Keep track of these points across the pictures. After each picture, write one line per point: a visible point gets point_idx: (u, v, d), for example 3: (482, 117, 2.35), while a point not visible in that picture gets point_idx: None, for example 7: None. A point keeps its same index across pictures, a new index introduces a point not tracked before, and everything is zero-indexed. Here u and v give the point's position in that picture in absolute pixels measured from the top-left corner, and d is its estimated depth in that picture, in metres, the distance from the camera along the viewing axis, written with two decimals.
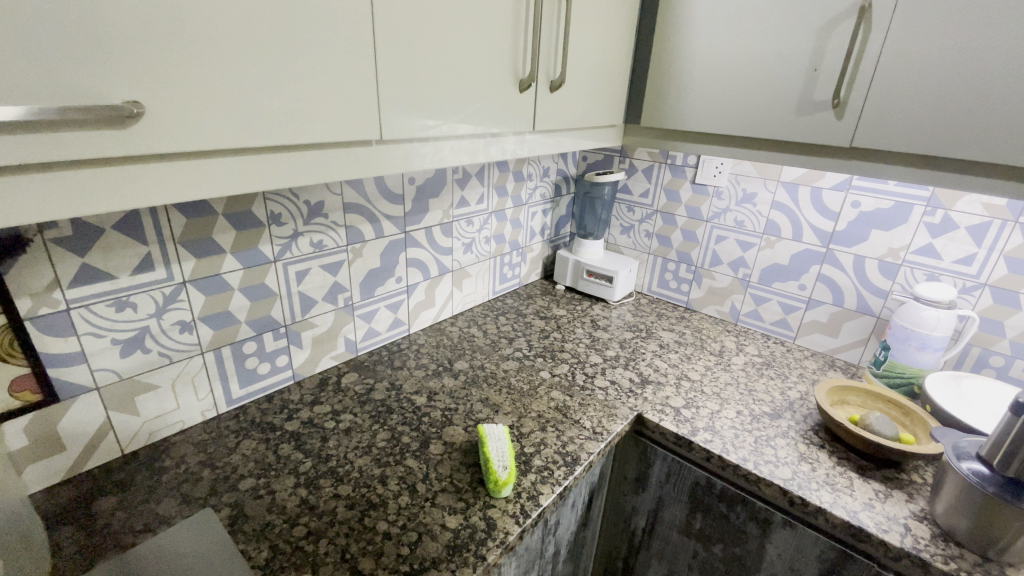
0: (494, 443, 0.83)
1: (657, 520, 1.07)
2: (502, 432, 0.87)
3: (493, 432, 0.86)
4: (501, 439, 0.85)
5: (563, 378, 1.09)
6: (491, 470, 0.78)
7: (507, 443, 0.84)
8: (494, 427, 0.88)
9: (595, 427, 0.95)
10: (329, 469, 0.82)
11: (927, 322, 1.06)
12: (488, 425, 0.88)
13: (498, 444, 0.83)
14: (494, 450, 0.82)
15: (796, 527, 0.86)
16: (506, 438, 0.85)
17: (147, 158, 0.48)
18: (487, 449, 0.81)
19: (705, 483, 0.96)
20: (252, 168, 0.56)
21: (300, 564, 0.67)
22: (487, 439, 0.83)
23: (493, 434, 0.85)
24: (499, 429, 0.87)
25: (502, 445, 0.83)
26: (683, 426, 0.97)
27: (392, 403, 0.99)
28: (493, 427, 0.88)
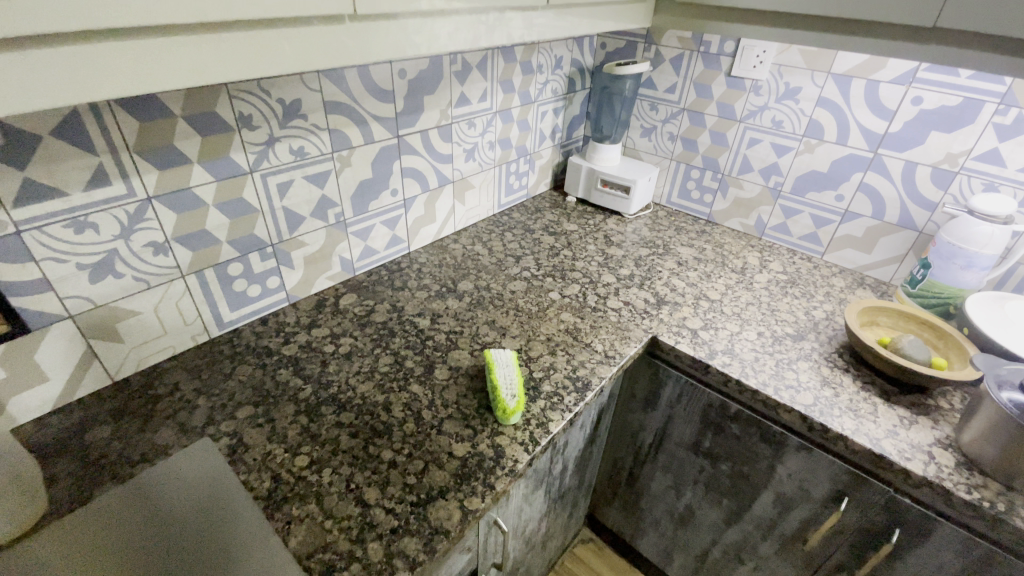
0: (501, 369, 0.78)
1: (664, 438, 1.06)
2: (510, 357, 0.82)
3: (500, 357, 0.81)
4: (510, 365, 0.80)
5: (574, 299, 1.02)
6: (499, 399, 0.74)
7: (516, 369, 0.80)
8: (501, 350, 0.83)
9: (607, 350, 0.90)
10: (330, 395, 0.78)
11: (977, 240, 0.96)
12: (495, 348, 0.83)
13: (506, 370, 0.78)
14: (502, 376, 0.77)
15: (811, 452, 0.84)
16: (514, 364, 0.81)
17: (197, 27, 0.43)
18: (495, 376, 0.77)
19: (719, 406, 0.93)
20: (244, 48, 0.46)
21: (303, 494, 0.64)
22: (494, 366, 0.78)
23: (501, 360, 0.80)
24: (507, 354, 0.82)
25: (510, 372, 0.79)
26: (700, 349, 0.92)
27: (393, 326, 0.93)
28: (500, 352, 0.83)
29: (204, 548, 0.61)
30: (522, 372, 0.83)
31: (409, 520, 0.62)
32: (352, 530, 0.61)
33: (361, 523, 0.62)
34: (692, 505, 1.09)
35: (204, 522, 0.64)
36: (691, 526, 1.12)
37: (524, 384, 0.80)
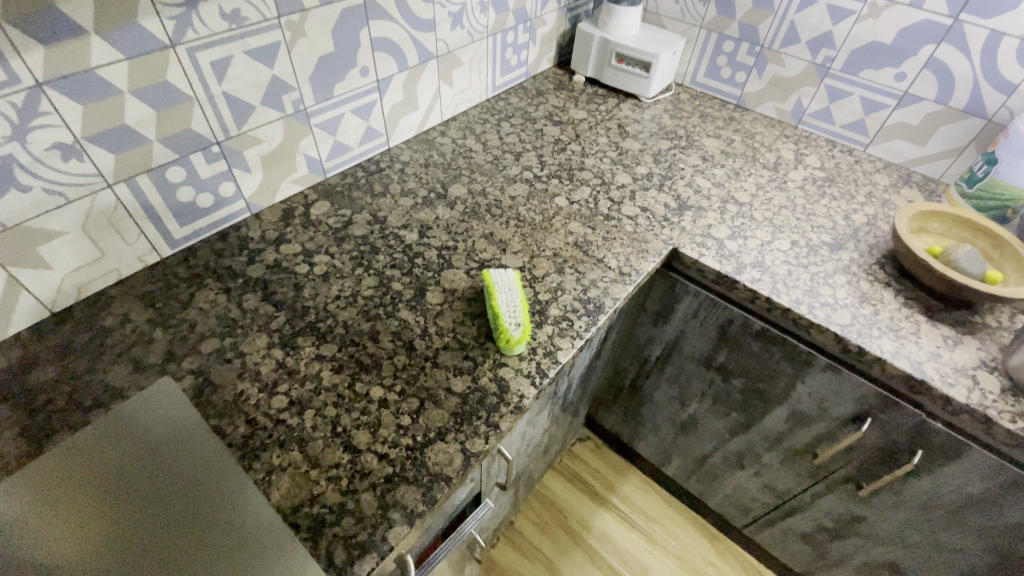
0: (502, 294, 0.68)
1: (673, 353, 0.99)
2: (513, 279, 0.71)
3: (500, 279, 0.70)
4: (512, 289, 0.69)
5: (582, 205, 0.89)
6: (502, 329, 0.65)
7: (520, 293, 0.69)
8: (502, 270, 0.72)
9: (621, 266, 0.78)
10: (307, 325, 0.68)
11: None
12: (495, 268, 0.72)
13: (509, 296, 0.68)
14: (504, 303, 0.67)
15: (839, 373, 0.77)
16: (517, 287, 0.70)
17: None
18: (495, 304, 0.66)
19: (741, 324, 0.84)
20: None
21: (284, 441, 0.57)
22: (494, 291, 0.68)
23: (501, 283, 0.69)
24: (508, 276, 0.71)
25: (513, 297, 0.68)
26: (727, 262, 0.81)
27: (375, 241, 0.80)
28: (501, 272, 0.71)
29: (183, 491, 0.51)
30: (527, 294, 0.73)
31: (406, 467, 0.55)
32: (342, 479, 0.54)
33: (352, 472, 0.55)
34: (697, 416, 1.06)
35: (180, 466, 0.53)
36: (693, 434, 1.11)
37: (530, 310, 0.70)
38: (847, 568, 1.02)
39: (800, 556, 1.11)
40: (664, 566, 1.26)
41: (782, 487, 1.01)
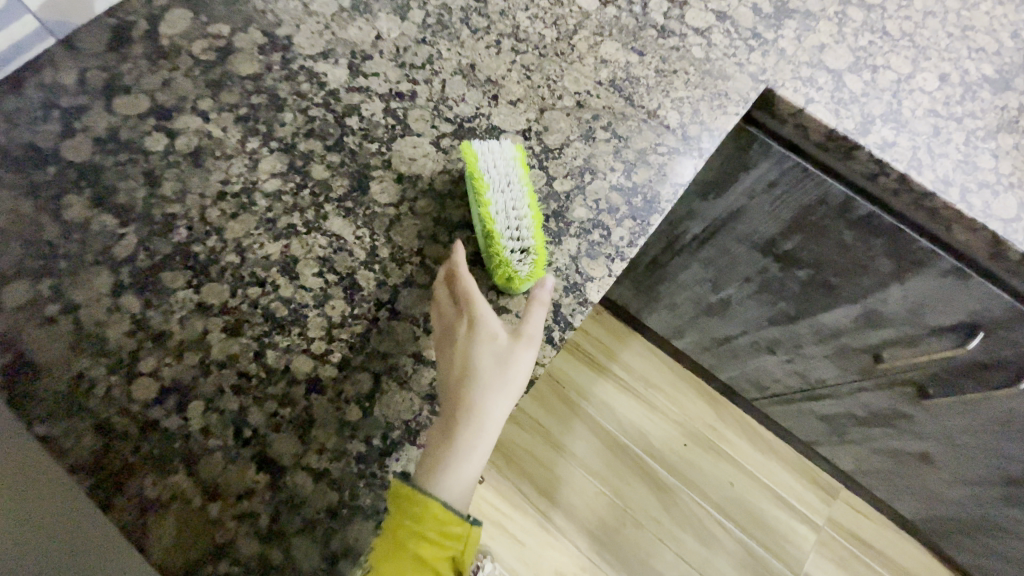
0: (497, 197, 0.42)
1: (719, 233, 0.75)
2: (511, 164, 0.43)
3: (491, 167, 0.43)
4: (512, 185, 0.43)
5: (621, 10, 0.54)
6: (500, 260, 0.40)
7: (525, 190, 0.43)
8: (492, 146, 0.44)
9: (684, 127, 0.49)
10: (176, 249, 0.41)
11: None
12: (480, 144, 0.44)
13: (508, 199, 0.42)
14: (501, 214, 0.41)
15: (966, 279, 0.55)
16: (521, 179, 0.43)
17: None
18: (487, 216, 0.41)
19: (839, 205, 0.59)
20: None
21: (161, 458, 0.36)
22: (483, 193, 0.41)
23: (494, 176, 0.42)
24: (504, 159, 0.43)
25: (515, 198, 0.42)
26: (846, 115, 0.52)
27: (277, 87, 0.48)
28: (492, 151, 0.44)
29: None
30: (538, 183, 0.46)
31: (359, 492, 0.36)
32: (259, 518, 0.35)
33: (274, 503, 0.35)
34: (730, 301, 0.87)
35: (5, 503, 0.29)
36: (719, 316, 0.94)
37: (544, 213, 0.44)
38: (863, 447, 0.97)
39: (811, 430, 1.06)
40: (663, 430, 1.23)
41: (816, 376, 0.89)
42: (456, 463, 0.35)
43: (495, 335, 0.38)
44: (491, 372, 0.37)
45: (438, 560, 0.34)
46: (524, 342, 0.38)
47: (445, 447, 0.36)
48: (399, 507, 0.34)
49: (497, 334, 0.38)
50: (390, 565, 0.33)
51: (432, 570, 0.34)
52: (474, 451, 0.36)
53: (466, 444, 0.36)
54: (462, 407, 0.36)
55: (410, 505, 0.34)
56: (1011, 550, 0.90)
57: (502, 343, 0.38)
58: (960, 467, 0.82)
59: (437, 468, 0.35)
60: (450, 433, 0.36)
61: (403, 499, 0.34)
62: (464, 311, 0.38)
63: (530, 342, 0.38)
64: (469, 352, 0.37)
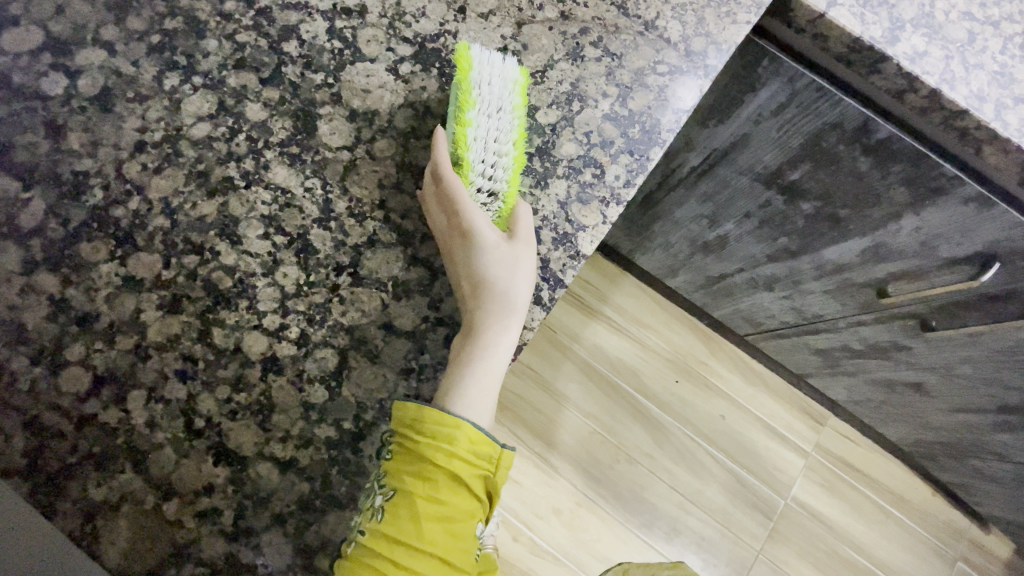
0: (480, 123, 0.36)
1: (719, 164, 0.69)
2: (509, 85, 0.37)
3: (483, 85, 0.36)
4: (502, 113, 0.37)
5: None
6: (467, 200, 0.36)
7: (515, 123, 0.37)
8: (494, 59, 0.37)
9: (686, 40, 0.42)
10: (93, 215, 0.35)
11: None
12: (479, 52, 0.36)
13: (491, 130, 0.36)
14: (477, 146, 0.36)
15: (989, 206, 0.51)
16: (515, 108, 0.37)
17: None
18: (460, 144, 0.35)
19: (855, 129, 0.52)
20: None
21: (103, 457, 0.32)
22: (464, 115, 0.35)
23: (484, 97, 0.36)
24: (503, 78, 0.37)
25: (501, 130, 0.37)
26: (873, 20, 0.44)
27: (195, 7, 0.39)
28: (492, 62, 0.37)
29: None
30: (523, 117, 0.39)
31: (332, 481, 0.32)
32: (222, 516, 0.31)
33: (238, 498, 0.31)
34: (728, 237, 0.82)
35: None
36: (715, 254, 0.89)
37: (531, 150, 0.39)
38: (857, 377, 0.97)
39: (804, 363, 1.05)
40: (656, 369, 1.23)
41: (814, 311, 0.86)
42: (478, 377, 0.33)
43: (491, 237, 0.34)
44: (494, 278, 0.33)
45: (470, 476, 0.31)
46: (522, 244, 0.34)
47: (462, 362, 0.33)
48: (417, 426, 0.31)
49: (494, 237, 0.34)
50: (417, 484, 0.30)
51: (464, 487, 0.31)
52: (494, 363, 0.33)
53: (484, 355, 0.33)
54: (473, 319, 0.34)
55: (428, 424, 0.31)
56: (996, 468, 0.92)
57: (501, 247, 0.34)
58: (956, 395, 0.81)
59: (452, 385, 0.32)
60: (466, 347, 0.33)
61: (420, 418, 0.31)
62: (453, 219, 0.34)
63: (525, 242, 0.34)
64: (472, 258, 0.34)
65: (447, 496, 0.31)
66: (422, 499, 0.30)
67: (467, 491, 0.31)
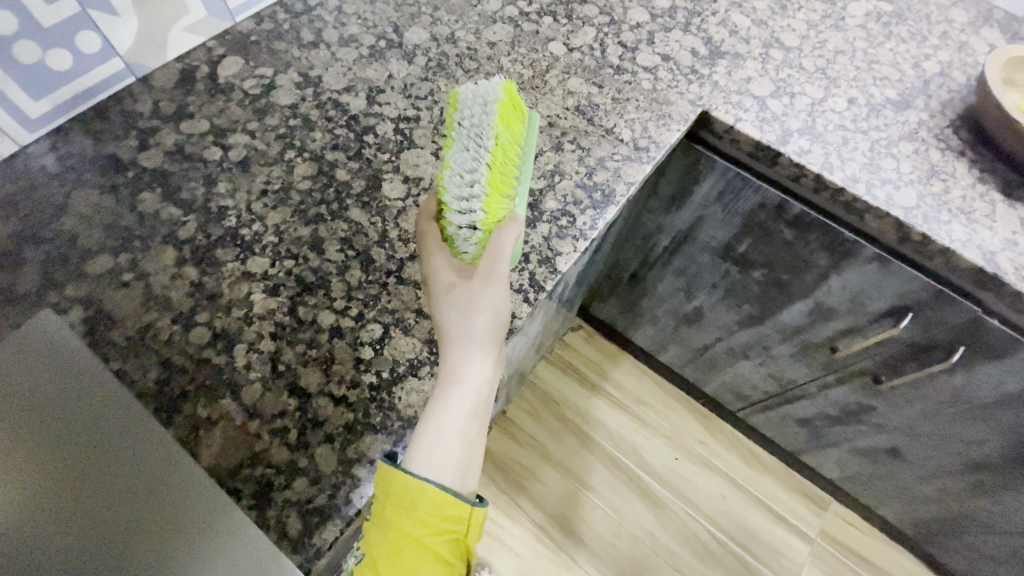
0: (459, 160, 0.42)
1: (686, 241, 0.85)
2: (487, 111, 0.43)
3: (465, 118, 0.44)
4: (480, 139, 0.42)
5: (584, 54, 0.68)
6: (451, 233, 0.45)
7: (489, 150, 0.42)
8: (479, 89, 0.44)
9: (636, 140, 0.61)
10: (227, 232, 0.52)
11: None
12: (467, 89, 0.45)
13: (468, 162, 0.42)
14: (454, 183, 0.42)
15: (887, 264, 0.65)
16: (490, 135, 0.42)
17: None
18: (442, 186, 0.43)
19: (775, 207, 0.69)
20: None
21: (211, 387, 0.44)
22: (444, 160, 0.43)
23: (465, 135, 0.43)
24: (482, 106, 0.44)
25: (476, 161, 0.42)
26: (769, 130, 0.63)
27: (309, 113, 0.61)
28: (476, 98, 0.44)
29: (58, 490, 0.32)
30: (514, 131, 0.45)
31: (370, 412, 0.44)
32: (289, 433, 0.43)
33: (302, 421, 0.43)
34: (704, 308, 0.96)
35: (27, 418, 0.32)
36: (696, 326, 1.03)
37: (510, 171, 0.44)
38: (841, 448, 1.02)
39: (793, 437, 1.11)
40: (656, 446, 1.28)
41: (788, 377, 0.96)
42: (445, 406, 0.42)
43: (454, 271, 0.45)
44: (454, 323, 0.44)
45: (437, 546, 0.39)
46: (479, 279, 0.44)
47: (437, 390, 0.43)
48: (396, 499, 0.39)
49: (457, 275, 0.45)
50: (391, 552, 0.38)
51: (431, 554, 0.39)
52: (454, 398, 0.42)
53: (457, 377, 0.43)
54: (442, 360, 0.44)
55: (404, 498, 0.38)
56: (992, 546, 0.93)
57: (463, 277, 0.44)
58: (928, 458, 0.87)
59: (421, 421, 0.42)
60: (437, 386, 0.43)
61: (398, 492, 0.39)
62: (431, 271, 0.46)
63: (481, 282, 0.44)
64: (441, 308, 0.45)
65: (415, 564, 0.38)
66: (393, 565, 0.38)
67: (438, 553, 0.39)
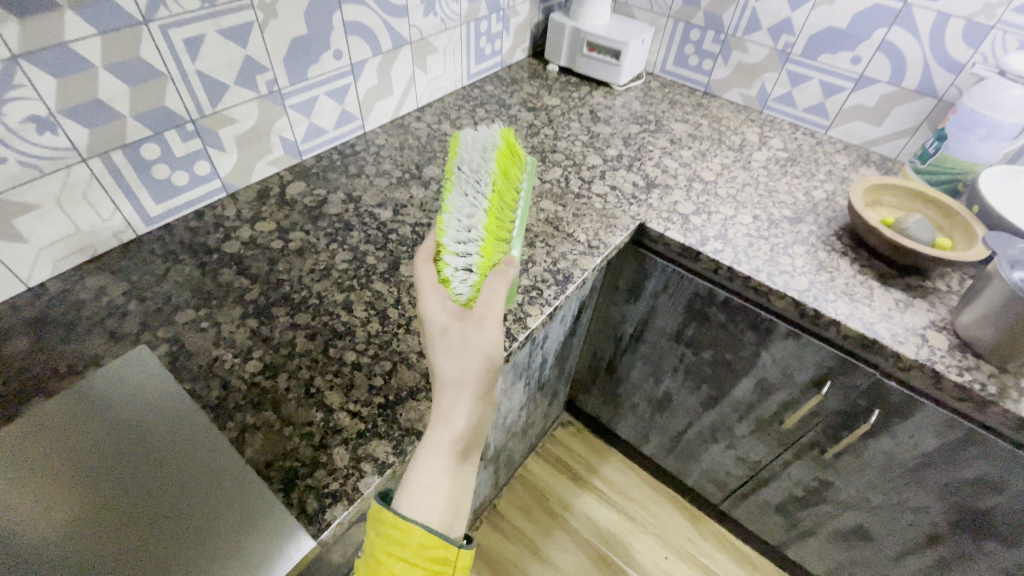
0: (461, 207, 0.58)
1: (646, 328, 1.01)
2: (483, 168, 0.60)
3: (462, 169, 0.59)
4: (479, 190, 0.58)
5: (553, 184, 0.92)
6: (448, 272, 0.57)
7: (486, 200, 0.58)
8: (476, 148, 0.60)
9: (591, 240, 0.81)
10: (281, 296, 0.70)
11: (1012, 69, 0.83)
12: (466, 143, 0.60)
13: (468, 210, 0.58)
14: (457, 226, 0.57)
15: (799, 337, 0.81)
16: (486, 188, 0.58)
17: None
18: (444, 226, 0.57)
19: (707, 295, 0.87)
20: None
21: (258, 402, 0.58)
22: (447, 206, 0.58)
23: (465, 184, 0.59)
24: (479, 163, 0.60)
25: (476, 209, 0.58)
26: (691, 236, 0.84)
27: (349, 219, 0.82)
28: (473, 156, 0.60)
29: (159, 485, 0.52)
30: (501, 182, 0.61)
31: (378, 423, 0.57)
32: (313, 436, 0.55)
33: (324, 428, 0.56)
34: (671, 392, 1.08)
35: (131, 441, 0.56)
36: (668, 411, 1.14)
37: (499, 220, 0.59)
38: (818, 535, 1.05)
39: (774, 528, 1.14)
40: (646, 544, 1.28)
41: (754, 458, 1.04)
42: (432, 449, 0.49)
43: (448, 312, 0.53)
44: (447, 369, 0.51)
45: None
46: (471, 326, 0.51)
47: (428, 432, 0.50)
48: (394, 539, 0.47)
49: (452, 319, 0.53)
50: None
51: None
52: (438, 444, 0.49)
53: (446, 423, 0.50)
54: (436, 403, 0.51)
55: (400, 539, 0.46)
56: None
57: (456, 320, 0.52)
58: (893, 536, 0.92)
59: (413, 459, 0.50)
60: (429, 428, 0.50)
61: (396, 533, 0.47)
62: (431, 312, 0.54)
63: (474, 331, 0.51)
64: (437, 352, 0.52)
65: None
66: None
67: None
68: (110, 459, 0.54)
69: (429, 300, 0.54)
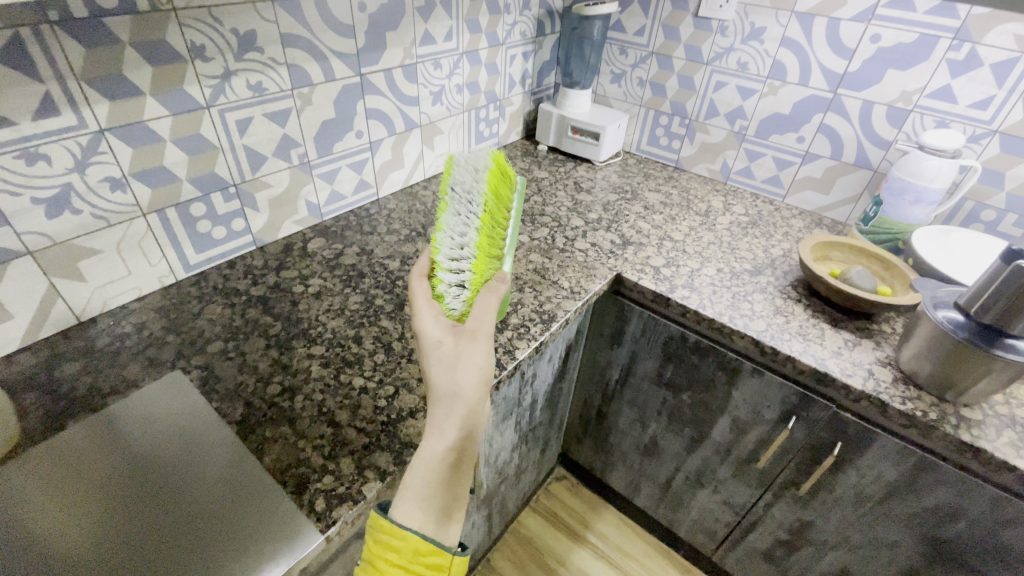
0: (452, 228, 0.69)
1: (629, 372, 1.10)
2: (474, 194, 0.70)
3: (458, 193, 0.71)
4: (468, 214, 0.69)
5: (541, 241, 1.05)
6: (444, 288, 0.67)
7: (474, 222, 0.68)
8: (469, 177, 0.71)
9: (573, 287, 0.92)
10: (301, 331, 0.80)
11: (928, 144, 0.98)
12: (460, 170, 0.72)
13: (458, 231, 0.68)
14: (448, 245, 0.67)
15: (763, 374, 0.89)
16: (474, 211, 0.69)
17: None
18: (438, 247, 0.68)
19: (680, 337, 0.97)
20: None
21: (276, 419, 0.66)
22: (440, 228, 0.69)
23: (458, 209, 0.70)
24: (471, 189, 0.71)
25: (464, 229, 0.68)
26: (662, 284, 0.95)
27: (362, 269, 0.94)
28: (467, 183, 0.71)
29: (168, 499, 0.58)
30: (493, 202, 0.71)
31: (380, 437, 0.65)
32: (323, 447, 0.63)
33: (333, 440, 0.64)
34: (657, 436, 1.14)
35: (143, 460, 0.63)
36: (655, 456, 1.18)
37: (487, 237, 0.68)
38: None
39: None
40: None
41: (738, 501, 1.08)
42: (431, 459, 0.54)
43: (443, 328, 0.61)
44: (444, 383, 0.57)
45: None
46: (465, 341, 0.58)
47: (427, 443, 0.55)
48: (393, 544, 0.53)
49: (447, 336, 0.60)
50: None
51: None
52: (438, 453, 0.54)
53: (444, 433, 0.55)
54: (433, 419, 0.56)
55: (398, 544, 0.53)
56: None
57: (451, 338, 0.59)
58: None
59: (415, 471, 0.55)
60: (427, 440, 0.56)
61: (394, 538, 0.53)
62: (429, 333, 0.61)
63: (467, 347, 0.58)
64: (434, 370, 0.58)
65: None
66: None
67: None
68: (137, 472, 0.61)
69: (425, 318, 0.62)
